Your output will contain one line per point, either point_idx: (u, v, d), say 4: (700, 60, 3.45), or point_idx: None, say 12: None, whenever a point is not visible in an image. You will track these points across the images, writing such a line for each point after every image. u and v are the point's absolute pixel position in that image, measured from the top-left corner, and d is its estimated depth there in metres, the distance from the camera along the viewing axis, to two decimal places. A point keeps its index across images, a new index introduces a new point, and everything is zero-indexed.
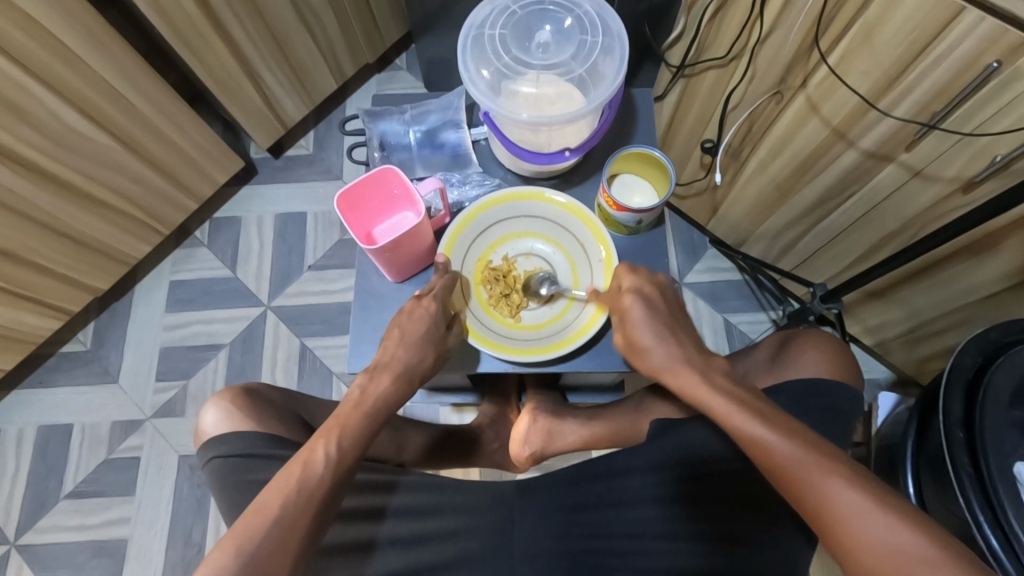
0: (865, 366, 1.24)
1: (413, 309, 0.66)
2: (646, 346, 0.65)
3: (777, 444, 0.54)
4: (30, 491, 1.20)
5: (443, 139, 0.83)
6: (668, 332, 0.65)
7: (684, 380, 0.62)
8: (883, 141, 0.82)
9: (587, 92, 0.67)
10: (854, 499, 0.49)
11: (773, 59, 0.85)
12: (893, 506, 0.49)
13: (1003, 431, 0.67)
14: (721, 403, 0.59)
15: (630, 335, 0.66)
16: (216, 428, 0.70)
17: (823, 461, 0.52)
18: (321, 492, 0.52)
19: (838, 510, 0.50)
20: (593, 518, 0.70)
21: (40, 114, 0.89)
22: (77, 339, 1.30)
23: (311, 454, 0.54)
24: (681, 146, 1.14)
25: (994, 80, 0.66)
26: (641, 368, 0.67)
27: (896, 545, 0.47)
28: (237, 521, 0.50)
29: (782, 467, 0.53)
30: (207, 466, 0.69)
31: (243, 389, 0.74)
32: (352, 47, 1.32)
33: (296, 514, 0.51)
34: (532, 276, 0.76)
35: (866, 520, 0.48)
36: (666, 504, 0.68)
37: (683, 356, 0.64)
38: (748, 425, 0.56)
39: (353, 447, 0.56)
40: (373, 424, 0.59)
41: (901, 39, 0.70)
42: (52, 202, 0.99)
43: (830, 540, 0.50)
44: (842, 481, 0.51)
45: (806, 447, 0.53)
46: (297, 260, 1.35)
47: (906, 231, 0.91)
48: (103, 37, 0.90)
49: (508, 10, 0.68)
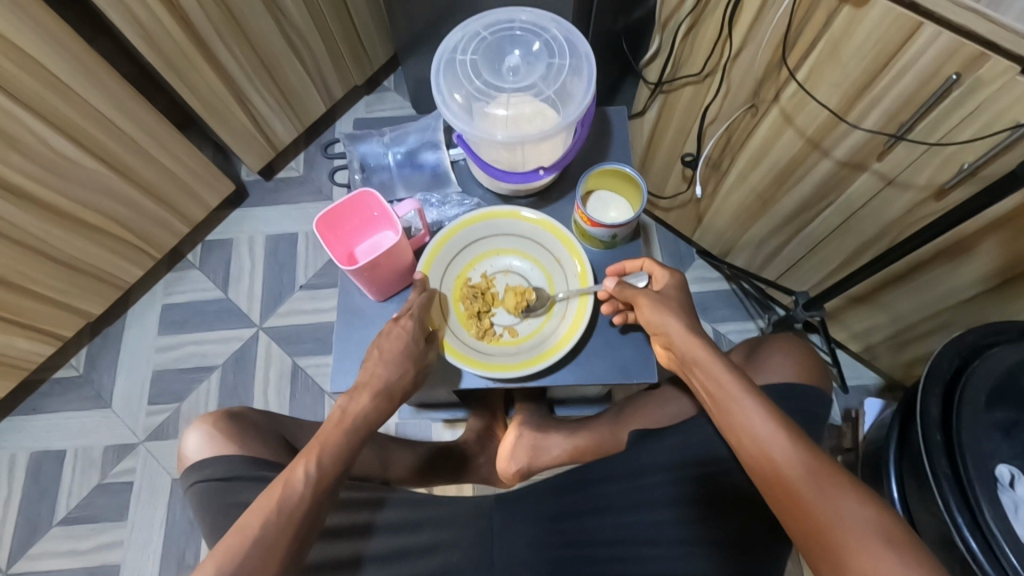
0: (854, 372, 1.24)
1: (391, 330, 0.67)
2: (677, 309, 0.67)
3: (755, 416, 0.57)
4: (23, 517, 1.20)
5: (422, 160, 0.85)
6: (679, 309, 0.68)
7: (685, 347, 0.64)
8: (856, 150, 0.84)
9: (558, 111, 0.69)
10: (826, 483, 0.52)
11: (745, 74, 0.87)
12: (850, 485, 0.51)
13: (980, 433, 0.68)
14: (716, 369, 0.61)
15: (666, 296, 0.68)
16: (200, 452, 0.71)
17: (796, 440, 0.55)
18: (300, 511, 0.53)
19: (797, 480, 0.52)
20: (589, 523, 0.70)
21: (31, 142, 0.90)
22: (70, 364, 1.31)
23: (291, 475, 0.54)
24: (663, 160, 1.16)
25: (957, 90, 0.68)
26: (659, 322, 0.67)
27: (846, 520, 0.49)
28: (218, 543, 0.51)
29: (765, 444, 0.55)
30: (190, 491, 0.69)
31: (225, 413, 0.75)
32: (340, 70, 1.35)
33: (276, 534, 0.51)
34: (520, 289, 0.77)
35: (837, 504, 0.50)
36: (676, 505, 0.68)
37: (696, 328, 0.66)
38: (735, 392, 0.59)
39: (333, 466, 0.57)
40: (352, 443, 0.59)
41: (866, 53, 0.72)
42: (45, 229, 1.01)
43: (781, 506, 0.53)
44: (805, 458, 0.53)
45: (780, 424, 0.56)
46: (288, 279, 1.36)
47: (884, 237, 0.93)
48: (94, 67, 0.92)
49: (479, 36, 0.70)
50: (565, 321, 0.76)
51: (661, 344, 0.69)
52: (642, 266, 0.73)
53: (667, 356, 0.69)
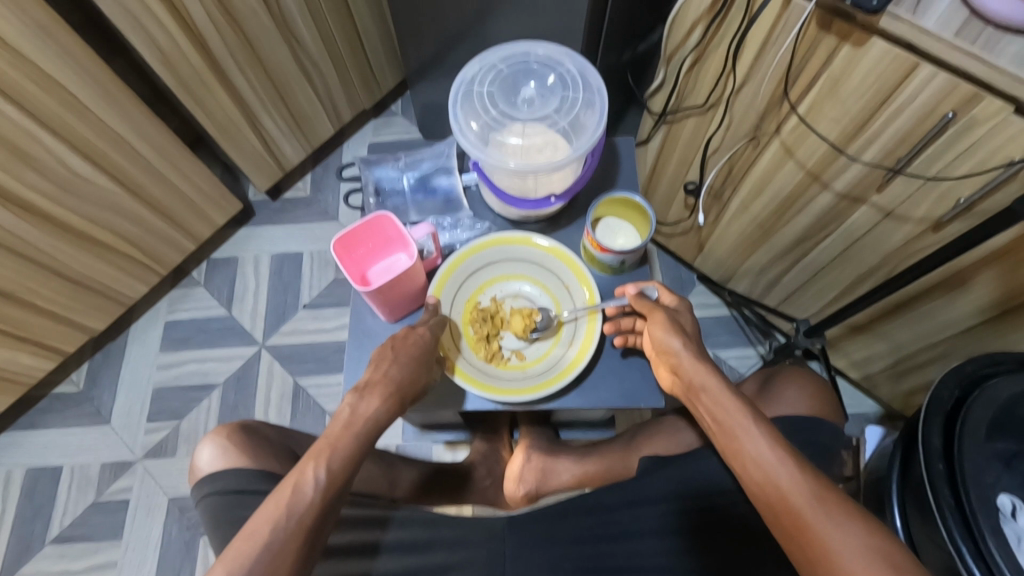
0: (853, 401, 1.25)
1: (407, 334, 0.68)
2: (685, 332, 0.69)
3: (761, 443, 0.58)
4: (16, 535, 1.19)
5: (435, 185, 0.88)
6: (688, 336, 0.69)
7: (694, 373, 0.65)
8: (855, 183, 0.86)
9: (571, 142, 0.71)
10: (834, 513, 0.52)
11: (747, 109, 0.90)
12: (855, 513, 0.52)
13: (981, 463, 0.69)
14: (724, 397, 0.62)
15: (675, 318, 0.70)
16: (212, 465, 0.71)
17: (805, 469, 0.55)
18: (310, 517, 0.52)
19: (804, 508, 0.53)
20: (603, 549, 0.70)
21: (47, 160, 0.92)
22: (70, 380, 1.31)
23: (300, 477, 0.53)
24: (666, 188, 1.18)
25: (953, 127, 0.71)
26: (667, 346, 0.68)
27: (854, 548, 0.50)
28: (226, 549, 0.50)
29: (771, 471, 0.56)
30: (200, 503, 0.69)
31: (239, 426, 0.76)
32: (349, 94, 1.38)
33: (285, 540, 0.51)
34: (527, 313, 0.78)
35: (843, 533, 0.50)
36: (670, 535, 0.69)
37: (703, 356, 0.67)
38: (743, 420, 0.60)
39: (343, 470, 0.56)
40: (362, 447, 0.58)
41: (865, 91, 0.74)
42: (54, 245, 1.02)
43: (787, 534, 0.53)
44: (813, 486, 0.54)
45: (787, 452, 0.57)
46: (292, 299, 1.37)
47: (884, 266, 0.95)
48: (113, 89, 0.94)
49: (496, 68, 0.73)
50: (573, 346, 0.77)
51: (666, 369, 0.69)
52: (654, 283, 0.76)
53: (672, 381, 0.69)
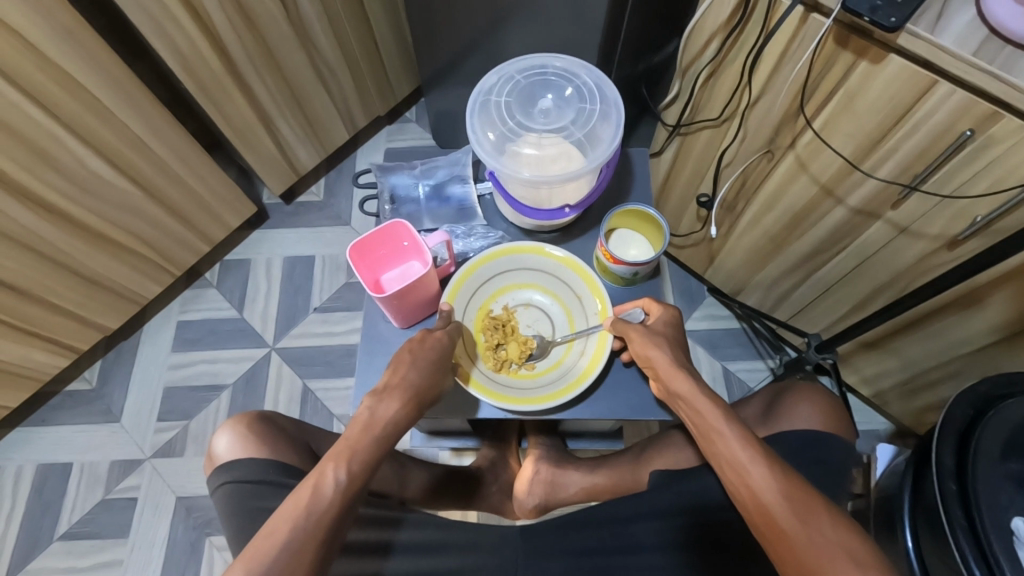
0: (864, 418, 1.24)
1: (425, 338, 0.68)
2: (660, 342, 0.68)
3: (733, 443, 0.58)
4: (25, 530, 1.20)
5: (450, 194, 0.89)
6: (667, 342, 0.69)
7: (670, 378, 0.65)
8: (869, 199, 0.86)
9: (586, 153, 0.72)
10: (803, 511, 0.53)
11: (762, 123, 0.90)
12: (825, 512, 0.53)
13: (995, 484, 0.68)
14: (698, 401, 0.62)
15: (651, 330, 0.70)
16: (229, 453, 0.72)
17: (777, 467, 0.56)
18: (328, 517, 0.53)
19: (773, 505, 0.54)
20: (615, 562, 0.70)
21: (68, 161, 0.94)
22: (83, 377, 1.32)
23: (320, 478, 0.54)
24: (677, 200, 1.18)
25: (970, 146, 0.71)
26: (645, 358, 0.69)
27: (821, 546, 0.51)
28: (247, 546, 0.51)
29: (743, 471, 0.56)
30: (218, 491, 0.70)
31: (258, 416, 0.76)
32: (364, 101, 1.39)
33: (304, 538, 0.51)
34: (527, 340, 0.78)
35: (812, 532, 0.52)
36: (677, 550, 0.69)
37: (680, 360, 0.67)
38: (716, 421, 0.60)
39: (362, 472, 0.56)
40: (381, 448, 0.58)
41: (882, 106, 0.74)
42: (71, 244, 1.04)
43: (762, 533, 0.55)
44: (782, 485, 0.55)
45: (759, 450, 0.57)
46: (302, 302, 1.38)
47: (897, 283, 0.95)
48: (134, 93, 0.96)
49: (513, 79, 0.74)
50: (584, 356, 0.77)
51: (651, 376, 0.70)
52: (638, 303, 0.75)
53: (657, 387, 0.70)
